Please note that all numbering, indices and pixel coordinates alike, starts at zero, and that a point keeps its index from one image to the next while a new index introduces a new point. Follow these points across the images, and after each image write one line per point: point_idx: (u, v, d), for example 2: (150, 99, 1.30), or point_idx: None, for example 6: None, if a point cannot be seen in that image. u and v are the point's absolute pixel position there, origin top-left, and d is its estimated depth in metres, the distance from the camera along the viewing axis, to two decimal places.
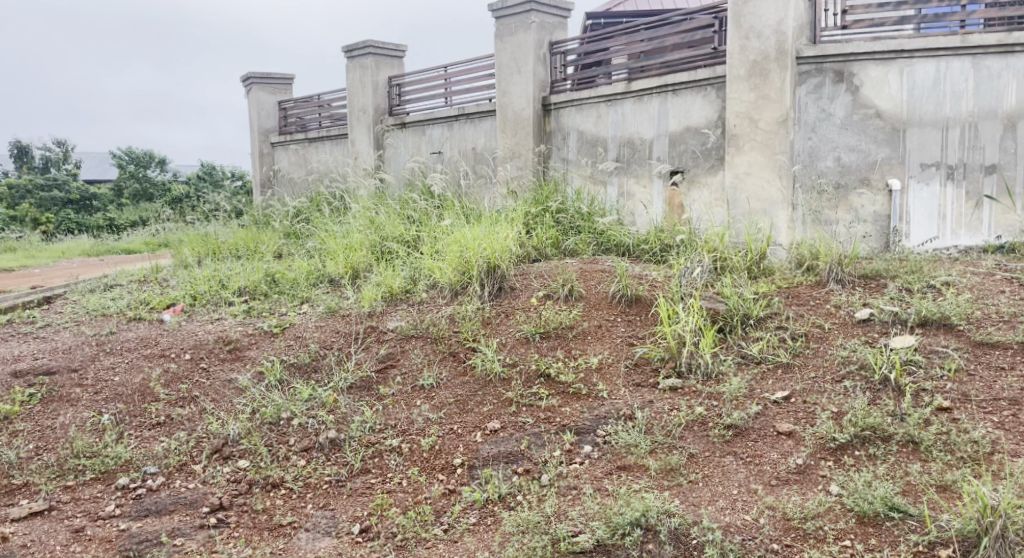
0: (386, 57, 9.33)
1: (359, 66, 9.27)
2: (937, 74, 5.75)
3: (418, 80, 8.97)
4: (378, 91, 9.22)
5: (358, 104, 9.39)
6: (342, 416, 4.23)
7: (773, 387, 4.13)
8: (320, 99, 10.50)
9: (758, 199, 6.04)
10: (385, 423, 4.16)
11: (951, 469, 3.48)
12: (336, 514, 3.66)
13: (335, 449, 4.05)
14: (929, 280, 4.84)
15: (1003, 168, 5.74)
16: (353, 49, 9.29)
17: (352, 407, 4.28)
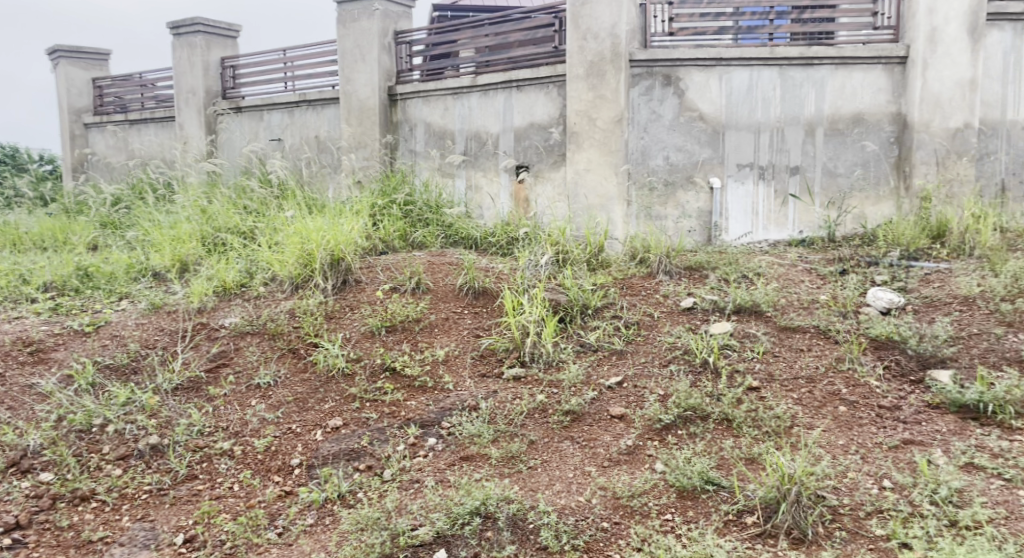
0: (217, 36, 8.99)
1: (187, 44, 8.85)
2: (750, 82, 6.21)
3: (254, 63, 8.71)
4: (210, 72, 8.90)
5: (186, 85, 8.99)
6: (167, 420, 4.12)
7: (608, 373, 4.37)
8: (142, 78, 9.99)
9: (596, 195, 6.25)
10: (215, 426, 4.10)
11: (757, 442, 3.82)
12: (158, 526, 3.58)
13: (158, 456, 3.95)
14: (743, 270, 5.24)
15: (805, 170, 6.23)
16: (179, 25, 8.86)
17: (178, 410, 4.18)
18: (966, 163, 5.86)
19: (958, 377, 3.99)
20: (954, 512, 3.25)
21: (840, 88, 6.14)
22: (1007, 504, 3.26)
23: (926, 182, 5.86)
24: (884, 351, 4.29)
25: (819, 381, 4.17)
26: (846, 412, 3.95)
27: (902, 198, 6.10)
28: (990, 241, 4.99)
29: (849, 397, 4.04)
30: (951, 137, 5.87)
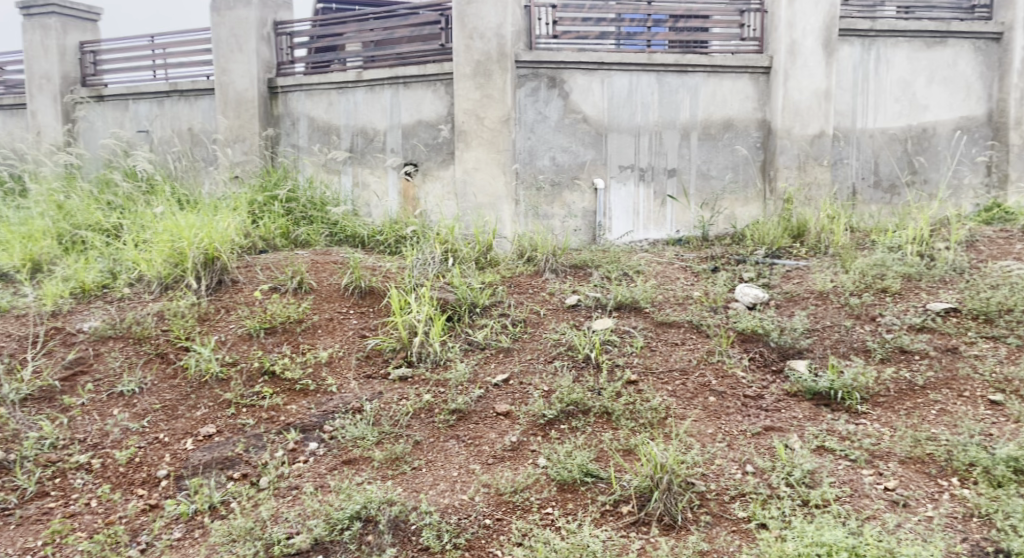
0: (74, 19, 8.58)
1: (40, 26, 8.42)
2: (630, 87, 6.41)
3: (118, 49, 8.35)
4: (66, 56, 8.46)
5: (40, 71, 8.50)
6: (14, 434, 3.95)
7: (495, 370, 4.34)
8: None
9: (485, 194, 6.32)
10: (70, 438, 3.96)
11: (634, 434, 3.80)
12: (2, 548, 3.43)
13: (3, 473, 3.78)
14: (624, 268, 5.29)
15: (682, 172, 6.49)
16: (31, 6, 8.41)
17: (28, 422, 4.01)
18: (822, 167, 6.28)
19: (812, 366, 4.10)
20: (806, 492, 3.28)
21: (711, 95, 6.44)
22: (852, 484, 3.30)
23: (788, 185, 6.24)
24: (750, 344, 4.37)
25: (692, 373, 4.20)
26: (715, 402, 3.98)
27: (767, 200, 6.46)
28: (842, 240, 5.30)
29: (718, 387, 4.07)
30: (809, 143, 6.25)
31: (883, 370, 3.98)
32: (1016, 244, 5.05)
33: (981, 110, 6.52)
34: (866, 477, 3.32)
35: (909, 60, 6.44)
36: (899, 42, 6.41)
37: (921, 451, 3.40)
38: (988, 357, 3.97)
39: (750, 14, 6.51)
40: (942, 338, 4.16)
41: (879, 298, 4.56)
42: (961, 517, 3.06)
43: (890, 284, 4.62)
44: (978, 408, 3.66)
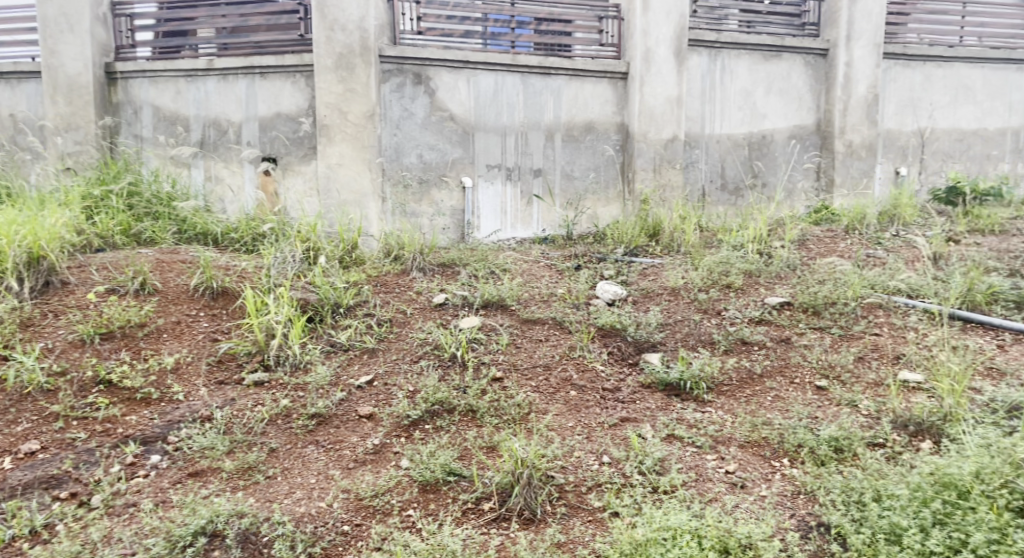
0: None
1: None
2: (496, 86, 6.42)
3: None
4: None
5: None
6: None
7: (358, 372, 4.27)
8: None
9: (350, 190, 6.14)
10: None
11: (498, 431, 3.83)
12: None
13: None
14: (491, 266, 5.35)
15: (547, 172, 6.61)
16: None
17: None
18: (676, 170, 6.61)
19: (665, 359, 4.27)
20: (657, 479, 3.43)
21: (573, 98, 6.62)
22: (698, 469, 3.49)
23: (645, 186, 6.52)
24: (610, 339, 4.50)
25: (555, 368, 4.27)
26: (575, 396, 4.06)
27: (625, 201, 6.74)
28: (691, 240, 5.59)
29: (579, 381, 4.16)
30: (663, 146, 6.57)
31: (726, 360, 4.23)
32: (840, 244, 5.54)
33: (811, 119, 7.09)
34: (710, 462, 3.53)
35: (750, 71, 6.86)
36: (741, 54, 6.82)
37: (758, 435, 3.66)
38: (816, 346, 4.31)
39: (607, 20, 6.72)
40: (777, 330, 4.48)
41: (723, 293, 4.86)
42: (789, 495, 3.32)
43: (734, 280, 4.93)
44: (806, 394, 3.98)
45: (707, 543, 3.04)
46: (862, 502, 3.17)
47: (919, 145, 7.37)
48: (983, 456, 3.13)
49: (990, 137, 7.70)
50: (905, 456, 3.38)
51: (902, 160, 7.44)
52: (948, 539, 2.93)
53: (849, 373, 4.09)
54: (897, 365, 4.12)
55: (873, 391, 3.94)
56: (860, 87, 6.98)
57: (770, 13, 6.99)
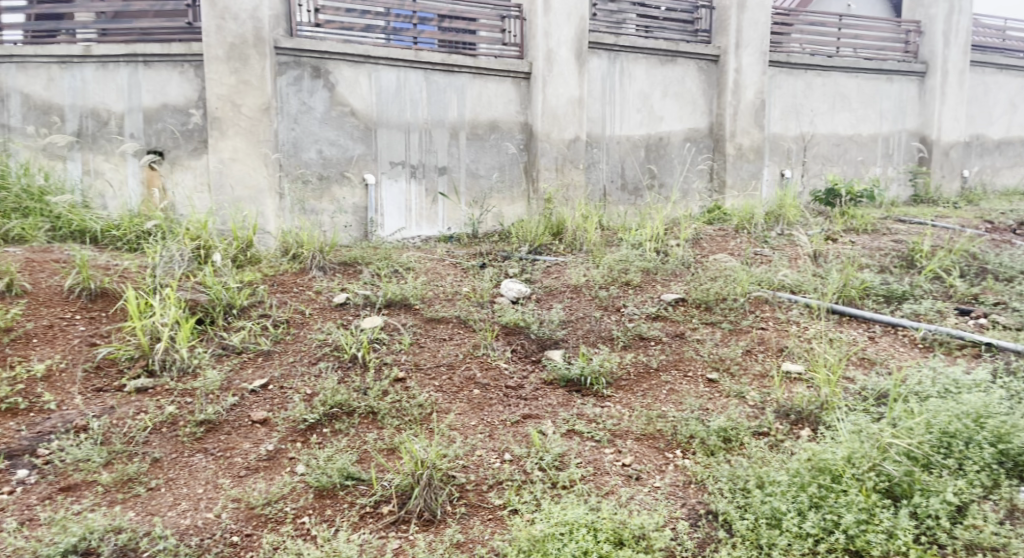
0: None
1: None
2: (398, 82, 6.30)
3: None
4: None
5: None
6: None
7: (252, 376, 4.17)
8: None
9: (245, 185, 5.81)
10: None
11: (399, 432, 3.80)
12: None
13: None
14: (395, 265, 5.32)
15: (451, 170, 6.55)
16: None
17: None
18: (578, 170, 6.72)
19: (567, 355, 4.34)
20: (556, 474, 3.46)
21: (477, 97, 6.59)
22: (596, 463, 3.56)
23: (549, 185, 6.58)
24: (513, 337, 4.54)
25: (458, 367, 4.28)
26: (478, 395, 4.08)
27: (531, 200, 6.83)
28: (594, 238, 5.68)
29: (482, 380, 4.18)
30: (566, 146, 6.67)
31: (624, 355, 4.34)
32: (731, 242, 5.77)
33: (704, 123, 7.40)
34: (608, 455, 3.61)
35: (647, 74, 7.05)
36: (638, 58, 7.00)
37: (653, 428, 3.77)
38: (707, 340, 4.48)
39: (510, 19, 6.76)
40: (672, 326, 4.64)
41: (623, 290, 4.99)
42: (681, 485, 3.43)
43: (632, 278, 5.07)
44: (698, 386, 4.12)
45: (602, 536, 3.05)
46: (746, 490, 3.31)
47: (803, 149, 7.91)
48: (854, 441, 3.35)
49: (859, 144, 8.43)
50: (786, 444, 3.54)
51: (787, 162, 7.95)
52: (822, 521, 3.07)
53: (737, 365, 4.27)
54: (780, 357, 4.33)
55: (758, 382, 4.12)
56: (748, 92, 7.36)
57: (665, 19, 7.20)
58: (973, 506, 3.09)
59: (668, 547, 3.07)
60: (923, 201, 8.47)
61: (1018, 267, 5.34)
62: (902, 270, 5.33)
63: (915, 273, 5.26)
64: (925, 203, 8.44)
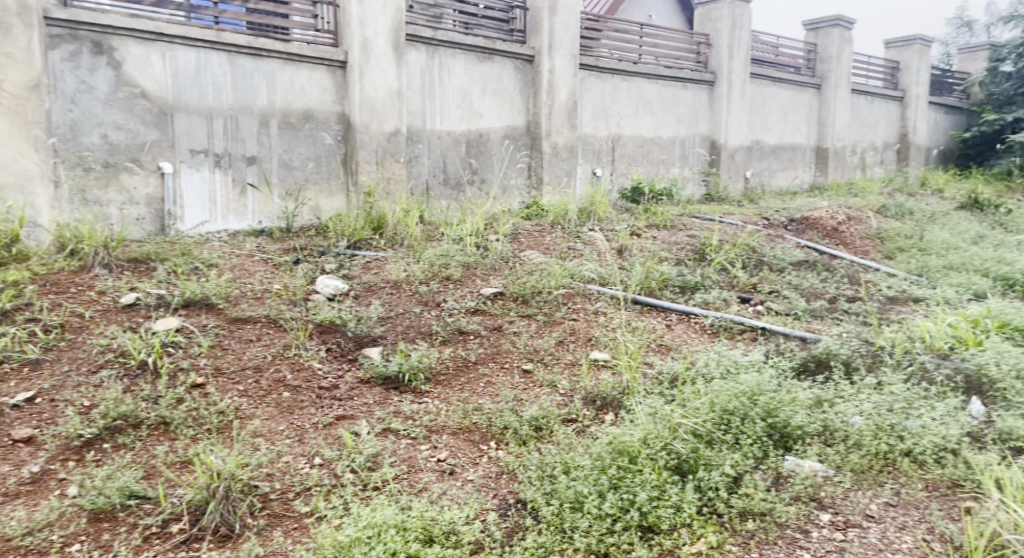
0: None
1: None
2: (198, 64, 5.78)
3: None
4: None
5: None
6: None
7: (15, 390, 3.81)
8: None
9: (10, 172, 4.99)
10: None
11: (195, 442, 3.61)
12: None
13: None
14: (194, 262, 5.07)
15: (262, 160, 6.12)
16: None
17: None
18: (399, 163, 6.65)
19: (385, 353, 4.31)
20: (368, 476, 3.41)
21: (288, 84, 6.20)
22: (410, 461, 3.55)
23: (370, 179, 6.45)
24: (329, 335, 4.45)
25: (267, 369, 4.13)
26: (288, 398, 3.95)
27: (350, 193, 6.56)
28: (414, 232, 5.70)
29: (294, 382, 4.06)
30: (385, 139, 6.56)
31: (443, 351, 4.37)
32: (546, 237, 5.95)
33: (521, 120, 7.57)
34: (423, 452, 3.62)
35: (466, 71, 7.10)
36: (456, 53, 7.02)
37: (468, 422, 3.83)
38: (523, 332, 4.61)
39: (323, 6, 6.43)
40: (490, 319, 4.72)
41: (443, 285, 5.01)
42: (494, 476, 3.51)
43: (452, 272, 5.11)
44: (514, 377, 4.23)
45: (412, 534, 3.06)
46: (553, 476, 3.44)
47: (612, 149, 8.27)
48: (648, 424, 3.59)
49: (660, 146, 8.93)
50: (592, 429, 3.72)
51: (598, 162, 8.28)
52: (619, 500, 3.25)
53: (550, 355, 4.41)
54: (589, 346, 4.53)
55: (569, 370, 4.30)
56: (561, 93, 7.68)
57: (483, 16, 7.29)
58: (746, 477, 3.38)
59: (477, 539, 3.13)
60: (714, 198, 9.07)
61: (788, 259, 5.91)
62: (695, 262, 5.73)
63: (706, 265, 5.67)
64: (716, 201, 9.02)
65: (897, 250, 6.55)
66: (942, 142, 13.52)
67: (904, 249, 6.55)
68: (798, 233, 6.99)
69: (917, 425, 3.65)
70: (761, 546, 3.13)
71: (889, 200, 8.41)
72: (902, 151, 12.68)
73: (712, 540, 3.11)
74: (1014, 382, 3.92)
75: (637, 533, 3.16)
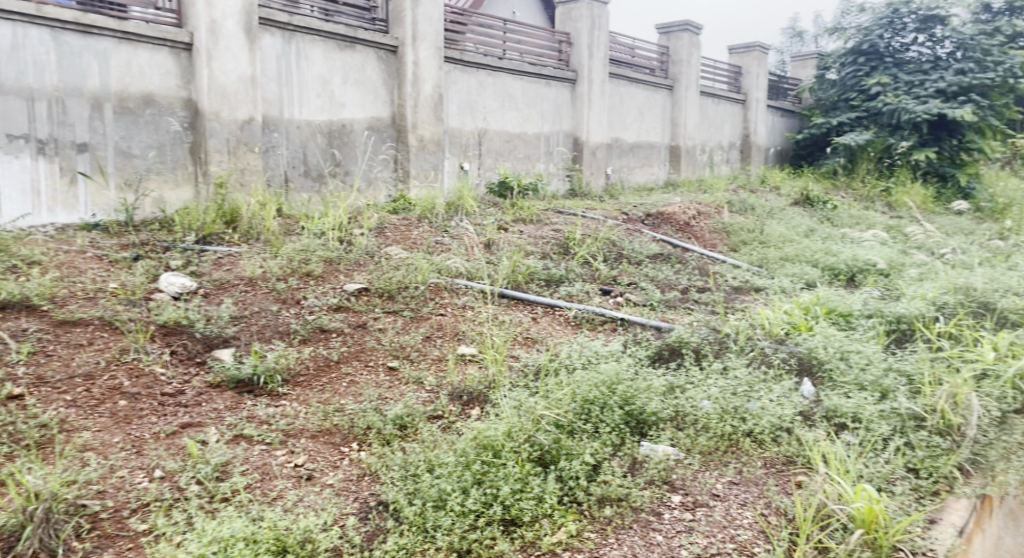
0: None
1: None
2: (15, 41, 5.20)
3: None
4: None
5: None
6: None
7: None
8: None
9: None
10: None
11: (11, 460, 3.27)
12: None
13: None
14: (13, 259, 4.65)
15: (94, 147, 5.60)
16: None
17: None
18: (254, 154, 6.33)
19: (237, 354, 4.10)
20: (215, 487, 3.22)
21: (125, 65, 5.71)
22: (264, 468, 3.39)
23: (220, 169, 6.09)
24: (173, 337, 4.19)
25: (99, 377, 3.82)
26: (125, 407, 3.67)
27: (199, 184, 6.13)
28: (271, 226, 5.47)
29: (131, 389, 3.78)
30: (238, 127, 6.22)
31: (302, 350, 4.20)
32: (413, 231, 5.84)
33: (386, 112, 7.41)
34: (279, 458, 3.46)
35: (325, 59, 6.87)
36: (315, 40, 6.78)
37: (329, 423, 3.69)
38: (389, 329, 4.50)
39: None
40: (354, 316, 4.59)
41: (303, 282, 4.84)
42: (355, 478, 3.40)
43: (313, 268, 4.93)
44: (379, 375, 4.11)
45: (264, 546, 2.91)
46: (417, 475, 3.36)
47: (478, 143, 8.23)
48: (513, 417, 3.57)
49: (525, 141, 8.98)
50: (458, 425, 3.66)
51: (465, 156, 8.22)
52: (482, 496, 3.20)
53: (416, 352, 4.32)
54: (456, 341, 4.46)
55: (436, 366, 4.22)
56: (425, 86, 7.58)
57: (344, 3, 7.09)
58: (605, 464, 3.43)
59: (334, 546, 3.02)
60: (578, 194, 9.21)
61: (646, 252, 6.05)
62: (560, 256, 5.78)
63: (569, 259, 5.73)
64: (580, 197, 9.17)
65: (741, 242, 6.86)
66: (779, 142, 14.26)
67: (747, 242, 6.87)
68: (653, 227, 7.17)
69: (756, 407, 3.80)
70: (617, 530, 3.17)
71: (735, 196, 8.84)
72: (745, 151, 13.29)
73: (573, 529, 3.14)
74: (837, 362, 4.18)
75: (500, 527, 3.13)
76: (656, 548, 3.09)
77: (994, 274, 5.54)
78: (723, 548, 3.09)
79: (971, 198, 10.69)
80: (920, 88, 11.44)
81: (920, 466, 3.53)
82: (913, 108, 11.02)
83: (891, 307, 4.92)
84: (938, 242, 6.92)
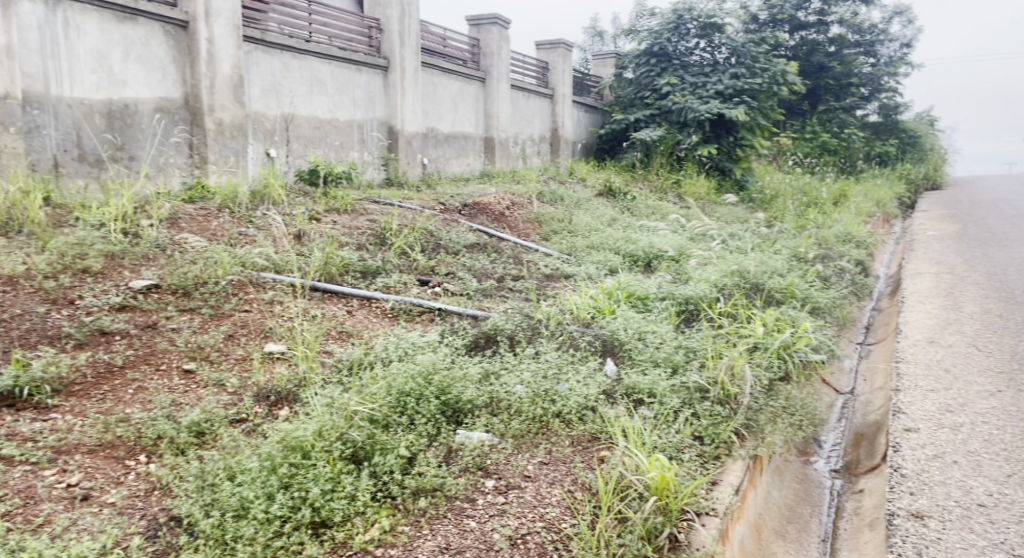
0: None
1: None
2: None
3: None
4: None
5: None
6: None
7: None
8: None
9: None
10: None
11: None
12: None
13: None
14: None
15: None
16: None
17: None
18: (11, 134, 5.63)
19: None
20: None
21: None
22: (28, 492, 3.00)
23: None
24: None
25: None
26: None
27: None
28: (38, 217, 4.90)
29: None
30: None
31: (77, 356, 3.77)
32: (213, 222, 5.43)
33: (177, 92, 6.86)
34: (47, 479, 3.07)
35: (100, 31, 6.24)
36: (87, 9, 6.14)
37: (111, 436, 3.31)
38: (184, 328, 4.13)
39: None
40: (142, 316, 4.17)
41: (78, 279, 4.37)
42: (143, 494, 3.07)
43: (90, 264, 4.46)
44: (172, 379, 3.75)
45: None
46: (215, 484, 3.08)
47: (284, 129, 7.82)
48: (324, 416, 3.36)
49: (336, 129, 8.65)
50: (263, 427, 3.41)
51: (270, 142, 7.79)
52: (290, 500, 3.00)
53: (217, 352, 3.99)
54: (263, 339, 4.16)
55: (240, 366, 3.92)
56: (223, 66, 7.11)
57: None
58: (420, 456, 3.30)
59: None
60: (394, 183, 9.00)
61: (463, 242, 5.97)
62: (376, 247, 5.57)
63: (386, 250, 5.54)
64: (396, 186, 8.97)
65: (552, 232, 6.94)
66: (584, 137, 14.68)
67: (558, 231, 6.96)
68: (470, 217, 7.08)
69: (565, 388, 3.80)
70: (431, 521, 3.06)
71: (545, 187, 8.98)
72: (554, 145, 13.56)
73: (386, 524, 2.99)
74: (636, 342, 4.29)
75: (309, 531, 2.94)
76: (469, 535, 3.00)
77: (764, 258, 5.94)
78: (533, 527, 3.05)
79: (745, 190, 11.50)
80: (703, 89, 12.13)
81: (704, 433, 3.66)
82: (697, 107, 11.63)
83: (681, 289, 5.11)
84: (714, 230, 7.33)
